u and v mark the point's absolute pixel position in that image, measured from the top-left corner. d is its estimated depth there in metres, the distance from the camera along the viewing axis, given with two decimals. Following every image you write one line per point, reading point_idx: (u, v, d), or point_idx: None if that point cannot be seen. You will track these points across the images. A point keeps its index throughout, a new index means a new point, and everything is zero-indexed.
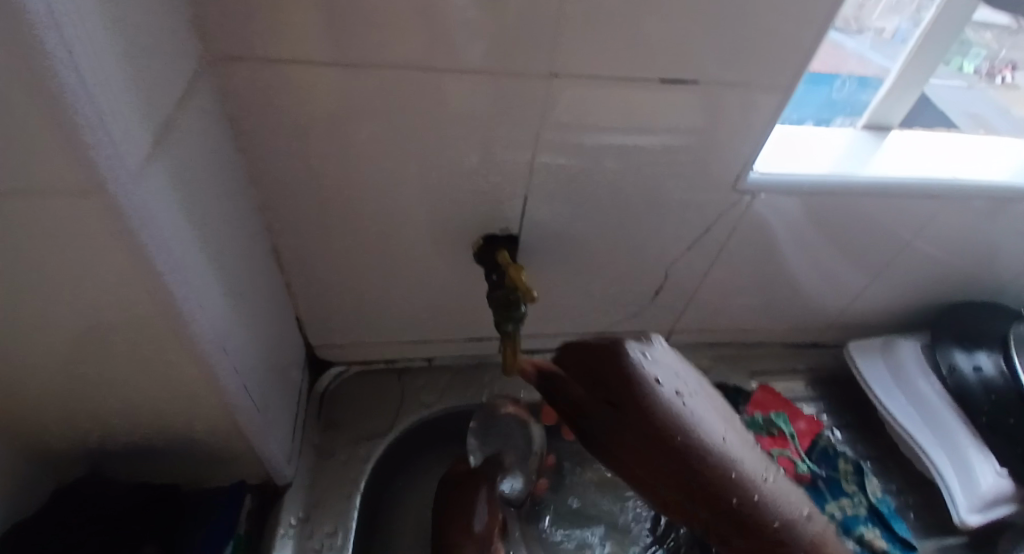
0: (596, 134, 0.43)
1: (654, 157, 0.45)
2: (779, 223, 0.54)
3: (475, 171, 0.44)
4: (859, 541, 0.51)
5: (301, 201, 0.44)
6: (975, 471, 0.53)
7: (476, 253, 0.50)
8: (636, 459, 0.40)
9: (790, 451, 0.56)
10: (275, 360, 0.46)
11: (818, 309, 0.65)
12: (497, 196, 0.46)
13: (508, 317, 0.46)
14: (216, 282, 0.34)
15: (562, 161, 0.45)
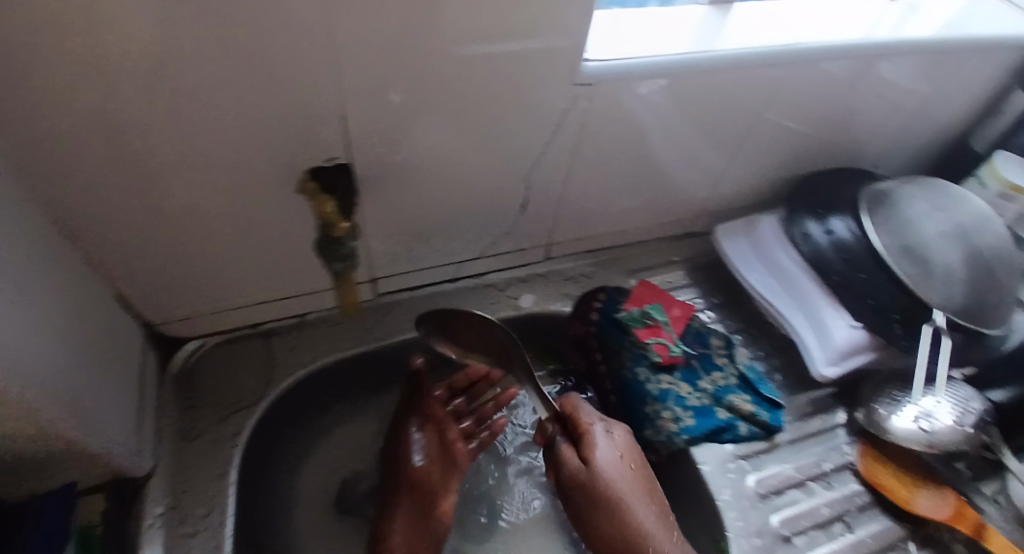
0: (423, 44, 0.37)
1: (483, 60, 0.40)
2: (638, 116, 0.51)
3: (291, 99, 0.37)
4: (728, 408, 0.55)
5: (75, 161, 0.36)
6: (830, 327, 0.56)
7: (303, 190, 0.44)
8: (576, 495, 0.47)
9: (664, 338, 0.59)
10: (94, 354, 0.40)
11: (684, 198, 0.65)
12: (323, 126, 0.40)
13: (334, 257, 0.48)
14: None
15: (390, 79, 0.39)
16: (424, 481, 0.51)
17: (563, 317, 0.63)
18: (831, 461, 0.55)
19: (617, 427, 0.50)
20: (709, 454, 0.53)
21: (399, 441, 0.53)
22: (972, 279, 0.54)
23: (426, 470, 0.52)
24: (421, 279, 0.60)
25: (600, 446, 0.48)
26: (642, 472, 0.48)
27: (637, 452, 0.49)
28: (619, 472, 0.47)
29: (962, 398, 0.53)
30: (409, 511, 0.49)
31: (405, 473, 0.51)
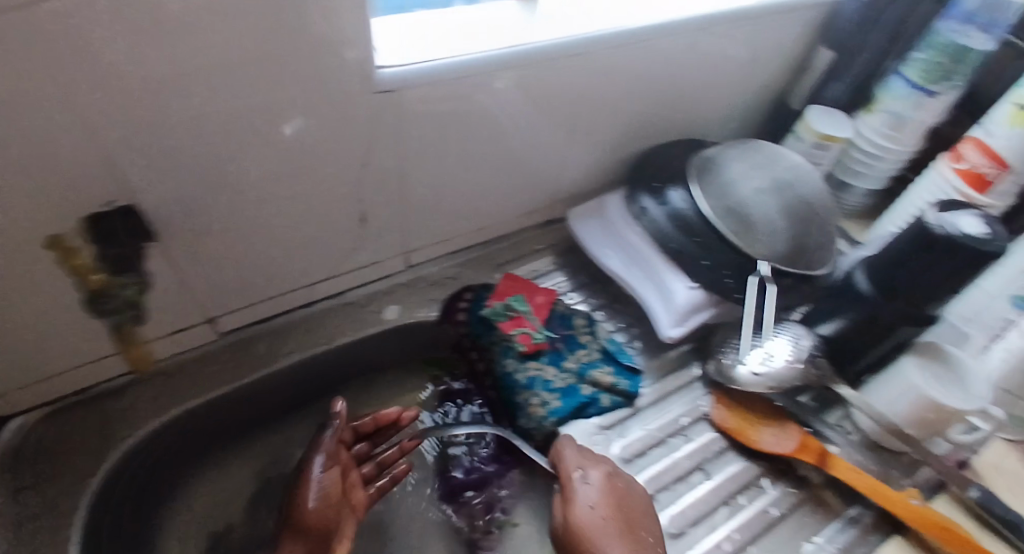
0: (184, 82, 0.36)
1: (260, 83, 0.39)
2: (454, 120, 0.52)
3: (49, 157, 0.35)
4: (592, 383, 0.58)
5: None
6: (671, 291, 0.60)
7: (76, 241, 0.40)
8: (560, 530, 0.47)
9: (527, 327, 0.61)
10: None
11: (532, 188, 0.67)
12: (100, 178, 0.38)
13: (105, 310, 0.46)
14: None
15: (161, 121, 0.37)
16: (325, 532, 0.44)
17: (432, 323, 0.62)
18: (690, 414, 0.59)
19: (603, 472, 0.49)
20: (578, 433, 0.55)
21: (298, 491, 0.46)
22: (789, 228, 0.60)
23: (326, 514, 0.45)
24: (271, 309, 0.58)
25: (580, 497, 0.47)
26: (622, 511, 0.46)
27: (624, 493, 0.48)
28: (592, 504, 0.47)
29: (794, 337, 0.58)
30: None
31: (300, 518, 0.44)
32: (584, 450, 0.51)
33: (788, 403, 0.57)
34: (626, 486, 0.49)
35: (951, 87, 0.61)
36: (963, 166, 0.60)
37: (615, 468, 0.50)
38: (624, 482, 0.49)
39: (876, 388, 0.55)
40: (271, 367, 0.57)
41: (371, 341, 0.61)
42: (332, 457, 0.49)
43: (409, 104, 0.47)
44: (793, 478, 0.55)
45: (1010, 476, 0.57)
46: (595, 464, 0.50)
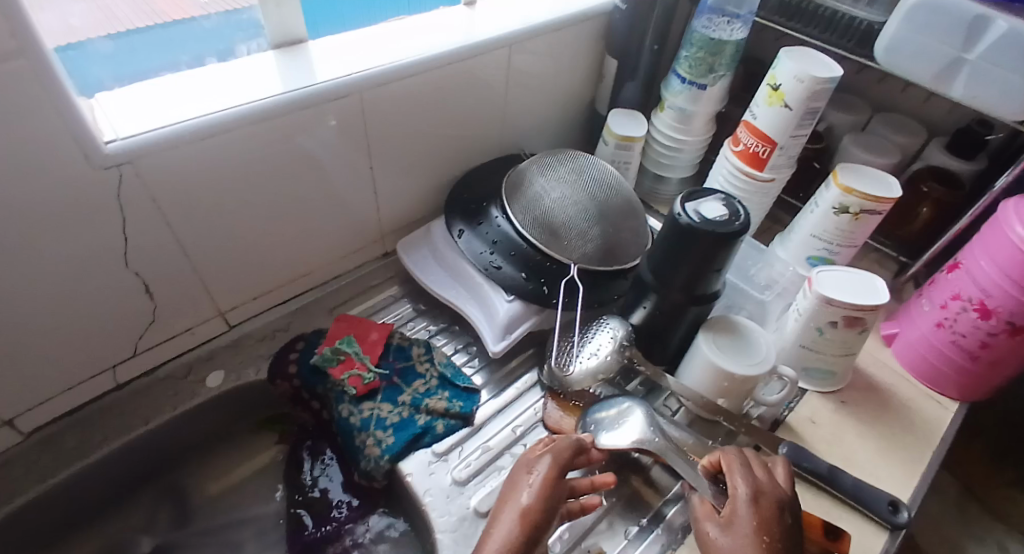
0: None
1: None
2: (228, 177, 0.52)
3: None
4: (426, 412, 0.57)
5: None
6: (494, 307, 0.62)
7: None
8: (728, 537, 0.42)
9: (357, 368, 0.60)
10: None
11: (348, 226, 0.67)
12: None
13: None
14: None
15: None
16: (534, 527, 0.43)
17: (263, 381, 0.61)
18: (525, 422, 0.59)
19: (768, 499, 0.43)
20: (613, 438, 0.53)
21: (519, 492, 0.45)
22: (599, 229, 0.64)
23: (540, 510, 0.44)
24: (80, 396, 0.55)
25: (738, 516, 0.43)
26: (778, 543, 0.41)
27: (786, 526, 0.42)
28: (754, 527, 0.42)
29: (612, 330, 0.60)
30: (501, 544, 0.42)
31: (519, 507, 0.44)
32: (760, 463, 0.47)
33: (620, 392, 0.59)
34: (790, 523, 0.42)
35: (717, 78, 0.70)
36: (741, 148, 0.67)
37: (783, 497, 0.44)
38: (790, 518, 0.43)
39: (686, 368, 0.58)
40: (86, 457, 0.53)
41: (202, 409, 0.59)
42: (553, 467, 0.47)
43: (160, 171, 0.46)
44: (625, 465, 0.57)
45: (820, 427, 0.62)
46: (763, 485, 0.44)
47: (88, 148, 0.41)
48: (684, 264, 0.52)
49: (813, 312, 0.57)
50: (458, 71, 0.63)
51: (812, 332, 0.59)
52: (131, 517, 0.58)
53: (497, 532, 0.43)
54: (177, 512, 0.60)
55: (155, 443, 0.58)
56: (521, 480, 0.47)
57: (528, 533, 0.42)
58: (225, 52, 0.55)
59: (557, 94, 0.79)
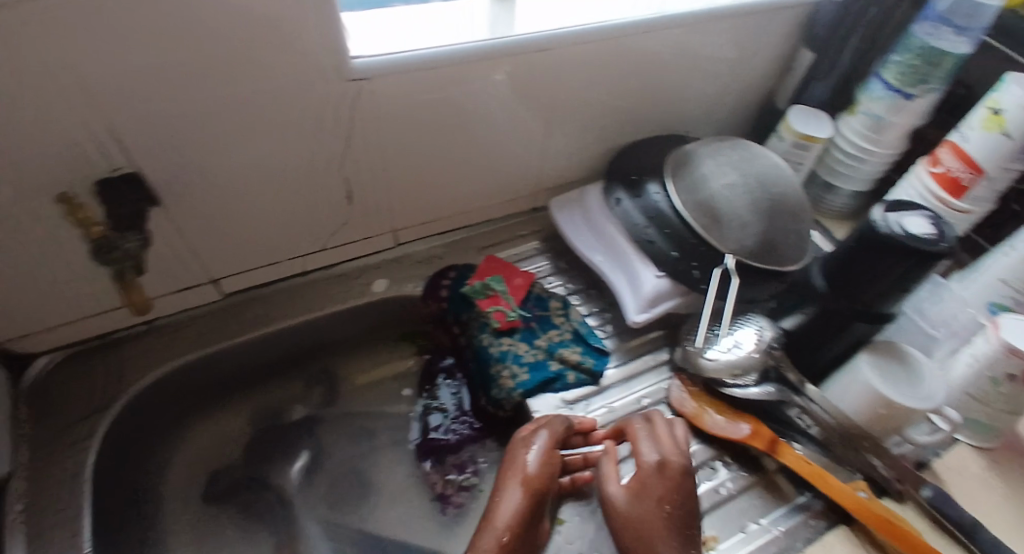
0: (172, 69, 0.41)
1: (241, 68, 0.44)
2: (431, 108, 0.56)
3: (69, 133, 0.41)
4: (559, 360, 0.60)
5: None
6: (641, 278, 0.62)
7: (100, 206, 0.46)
8: (633, 502, 0.46)
9: (502, 305, 0.64)
10: None
11: (513, 174, 0.70)
12: (111, 153, 0.44)
13: (110, 260, 0.47)
14: None
15: (158, 106, 0.43)
16: (537, 492, 0.47)
17: (416, 297, 0.68)
18: (649, 396, 0.60)
19: (673, 466, 0.48)
20: (741, 393, 0.57)
21: (521, 457, 0.49)
22: (764, 224, 0.61)
23: (542, 478, 0.48)
24: (268, 276, 0.64)
25: (647, 482, 0.47)
26: (679, 510, 0.45)
27: (688, 491, 0.46)
28: (658, 489, 0.46)
29: (760, 328, 0.59)
30: (517, 503, 0.46)
31: (523, 474, 0.48)
32: (666, 432, 0.51)
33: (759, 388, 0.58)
34: (693, 488, 0.47)
35: (928, 89, 0.64)
36: (939, 170, 0.62)
37: (687, 466, 0.48)
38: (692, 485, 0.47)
39: (836, 384, 0.57)
40: (268, 326, 0.62)
41: (358, 308, 0.66)
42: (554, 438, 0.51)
43: (379, 93, 0.51)
44: (746, 463, 0.56)
45: (967, 479, 0.58)
46: (669, 454, 0.49)
47: (339, 63, 0.47)
48: (854, 273, 0.51)
49: (993, 359, 0.53)
50: (649, 44, 0.63)
51: (983, 380, 0.55)
52: (288, 389, 0.67)
53: (507, 503, 0.46)
54: (328, 391, 0.68)
55: (318, 331, 0.66)
56: (514, 448, 0.51)
57: (533, 496, 0.47)
58: None
59: (736, 81, 0.76)
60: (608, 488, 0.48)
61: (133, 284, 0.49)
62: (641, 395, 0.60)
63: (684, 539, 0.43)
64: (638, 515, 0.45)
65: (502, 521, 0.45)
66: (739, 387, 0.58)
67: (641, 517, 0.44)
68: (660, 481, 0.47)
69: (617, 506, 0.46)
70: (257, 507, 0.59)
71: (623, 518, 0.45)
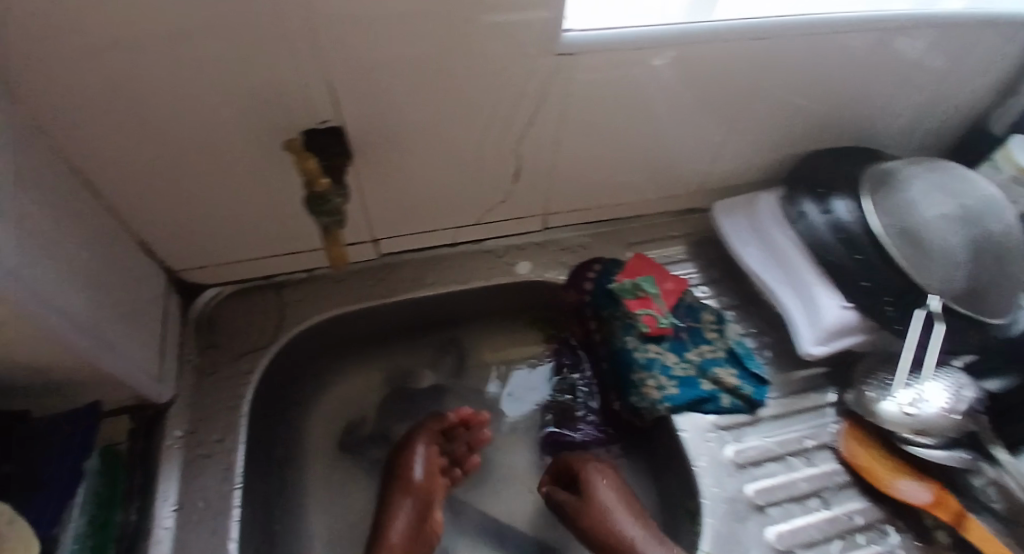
0: (393, 27, 0.39)
1: (455, 34, 0.41)
2: (619, 93, 0.52)
3: (286, 82, 0.41)
4: (713, 381, 0.56)
5: (109, 137, 0.41)
6: (819, 305, 0.56)
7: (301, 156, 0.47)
8: (591, 515, 0.51)
9: (653, 309, 0.59)
10: (131, 304, 0.47)
11: (682, 171, 0.65)
12: (316, 105, 0.44)
13: (320, 213, 0.46)
14: (18, 245, 0.34)
15: (369, 63, 0.42)
16: (426, 500, 0.54)
17: (559, 286, 0.65)
18: (816, 439, 0.57)
19: (612, 470, 0.54)
20: (923, 452, 0.52)
21: (401, 476, 0.55)
22: (978, 266, 0.53)
23: (427, 485, 0.55)
24: (419, 242, 0.63)
25: (593, 492, 0.51)
26: (630, 498, 0.52)
27: (621, 478, 0.54)
28: (609, 486, 0.52)
29: (958, 385, 0.54)
30: (410, 518, 0.53)
31: (408, 485, 0.54)
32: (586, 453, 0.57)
33: (947, 448, 0.53)
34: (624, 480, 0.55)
35: None
36: None
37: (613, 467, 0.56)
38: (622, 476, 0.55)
39: None
40: (416, 292, 0.63)
41: (498, 287, 0.65)
42: (407, 457, 0.56)
43: (576, 69, 0.47)
44: (915, 528, 0.53)
45: None
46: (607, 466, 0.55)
47: (548, 36, 0.44)
48: None
49: None
50: (875, 43, 0.54)
51: None
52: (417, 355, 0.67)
53: (395, 525, 0.52)
54: (456, 364, 0.68)
55: (456, 304, 0.66)
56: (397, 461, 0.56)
57: (423, 508, 0.54)
58: None
59: (955, 95, 0.66)
60: (568, 505, 0.53)
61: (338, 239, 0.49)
62: (805, 435, 0.56)
63: (646, 518, 0.50)
64: (609, 519, 0.50)
65: (392, 537, 0.51)
66: (920, 445, 0.53)
67: (610, 520, 0.50)
68: (603, 488, 0.52)
69: (585, 520, 0.51)
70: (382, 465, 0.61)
71: (596, 530, 0.50)
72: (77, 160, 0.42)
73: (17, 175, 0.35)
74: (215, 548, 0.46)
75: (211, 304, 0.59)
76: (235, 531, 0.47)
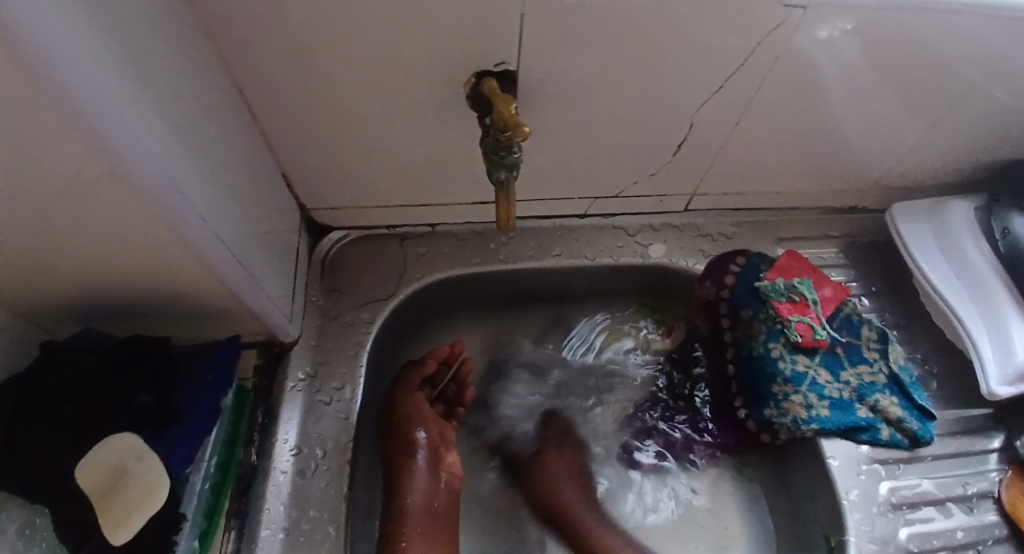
0: None
1: None
2: (832, 63, 0.44)
3: (475, 15, 0.36)
4: (872, 408, 0.50)
5: (278, 57, 0.38)
6: (1012, 340, 0.50)
7: (472, 102, 0.43)
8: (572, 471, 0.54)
9: (809, 317, 0.52)
10: (269, 237, 0.45)
11: (862, 165, 0.57)
12: (498, 45, 0.39)
13: (499, 165, 0.39)
14: (183, 162, 0.31)
15: (570, 2, 0.36)
16: (435, 452, 0.50)
17: (696, 275, 0.59)
18: (977, 486, 0.50)
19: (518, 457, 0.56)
20: None
21: (401, 436, 0.50)
22: None
23: (433, 439, 0.50)
24: (551, 208, 0.59)
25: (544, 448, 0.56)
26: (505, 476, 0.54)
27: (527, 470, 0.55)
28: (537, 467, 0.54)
29: None
30: (426, 479, 0.48)
31: (415, 445, 0.49)
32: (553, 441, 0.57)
33: None
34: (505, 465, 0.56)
35: None
36: None
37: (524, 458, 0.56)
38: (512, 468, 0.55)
39: None
40: (541, 260, 0.59)
41: (628, 266, 0.60)
42: (408, 407, 0.51)
43: (794, 30, 0.40)
44: None
45: None
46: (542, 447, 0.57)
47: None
48: None
49: None
50: None
51: None
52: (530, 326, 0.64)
53: (415, 487, 0.47)
54: (566, 340, 0.63)
55: (578, 279, 0.61)
56: (389, 413, 0.51)
57: (436, 465, 0.49)
58: None
59: None
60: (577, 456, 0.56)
61: (510, 198, 0.41)
62: (962, 479, 0.50)
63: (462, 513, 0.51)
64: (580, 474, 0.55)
65: (415, 503, 0.47)
66: None
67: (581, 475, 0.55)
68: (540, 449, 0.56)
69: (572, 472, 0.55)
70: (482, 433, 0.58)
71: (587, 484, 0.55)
72: (240, 75, 0.39)
73: (184, 80, 0.32)
74: (329, 503, 0.45)
75: (334, 246, 0.57)
76: (348, 487, 0.46)
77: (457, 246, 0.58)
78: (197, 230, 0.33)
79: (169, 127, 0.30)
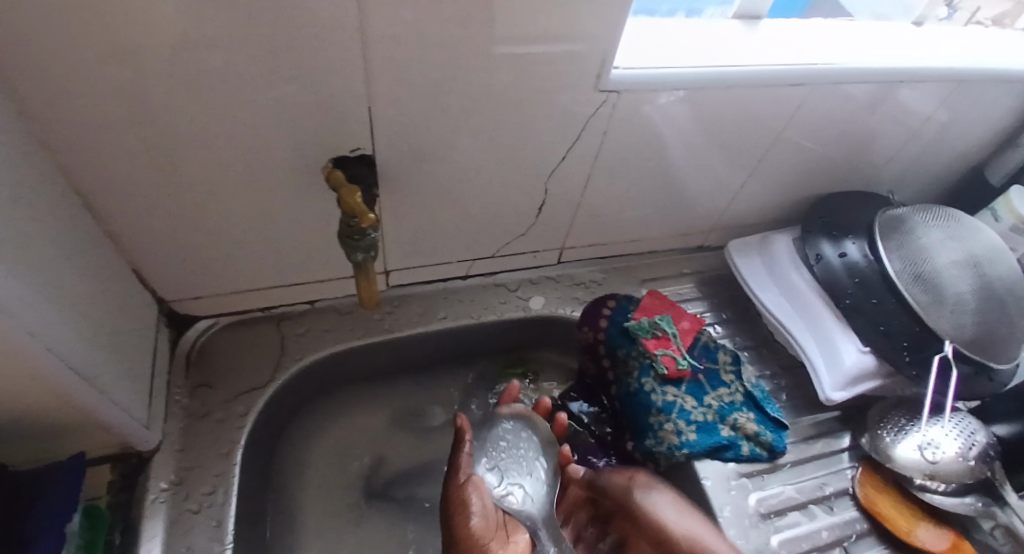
0: (436, 60, 0.38)
1: (497, 69, 0.40)
2: (654, 129, 0.51)
3: (316, 110, 0.39)
4: (733, 426, 0.55)
5: (118, 160, 0.38)
6: (838, 349, 0.57)
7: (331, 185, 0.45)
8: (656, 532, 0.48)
9: (671, 350, 0.57)
10: (121, 339, 0.43)
11: (702, 211, 0.64)
12: (343, 134, 0.42)
13: (356, 248, 0.41)
14: (18, 276, 0.30)
15: (408, 94, 0.40)
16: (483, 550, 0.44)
17: (574, 323, 0.63)
18: (835, 486, 0.56)
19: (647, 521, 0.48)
20: (936, 496, 0.53)
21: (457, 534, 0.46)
22: (981, 311, 0.53)
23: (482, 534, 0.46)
24: (430, 275, 0.61)
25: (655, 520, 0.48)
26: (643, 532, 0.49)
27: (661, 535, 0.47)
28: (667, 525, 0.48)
29: (970, 429, 0.54)
30: None
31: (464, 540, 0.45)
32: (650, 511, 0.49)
33: (964, 492, 0.53)
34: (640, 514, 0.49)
35: None
36: None
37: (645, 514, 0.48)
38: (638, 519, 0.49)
39: None
40: (426, 325, 0.60)
41: (511, 321, 0.63)
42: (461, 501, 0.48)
43: (613, 104, 0.46)
44: None
45: None
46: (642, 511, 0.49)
47: (589, 76, 0.43)
48: None
49: None
50: (898, 93, 0.56)
51: None
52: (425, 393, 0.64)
53: None
54: (459, 399, 0.63)
55: (464, 339, 0.63)
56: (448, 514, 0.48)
57: None
58: (696, 10, 0.53)
59: (964, 146, 0.67)
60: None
61: (371, 279, 0.45)
62: (821, 481, 0.56)
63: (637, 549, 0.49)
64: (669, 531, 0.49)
65: None
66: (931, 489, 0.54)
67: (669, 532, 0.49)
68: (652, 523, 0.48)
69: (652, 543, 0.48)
70: (386, 510, 0.56)
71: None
72: (79, 180, 0.38)
73: (16, 195, 0.32)
74: None
75: (203, 338, 0.55)
76: None
77: (337, 322, 0.58)
78: (33, 345, 0.31)
79: (2, 246, 0.29)
